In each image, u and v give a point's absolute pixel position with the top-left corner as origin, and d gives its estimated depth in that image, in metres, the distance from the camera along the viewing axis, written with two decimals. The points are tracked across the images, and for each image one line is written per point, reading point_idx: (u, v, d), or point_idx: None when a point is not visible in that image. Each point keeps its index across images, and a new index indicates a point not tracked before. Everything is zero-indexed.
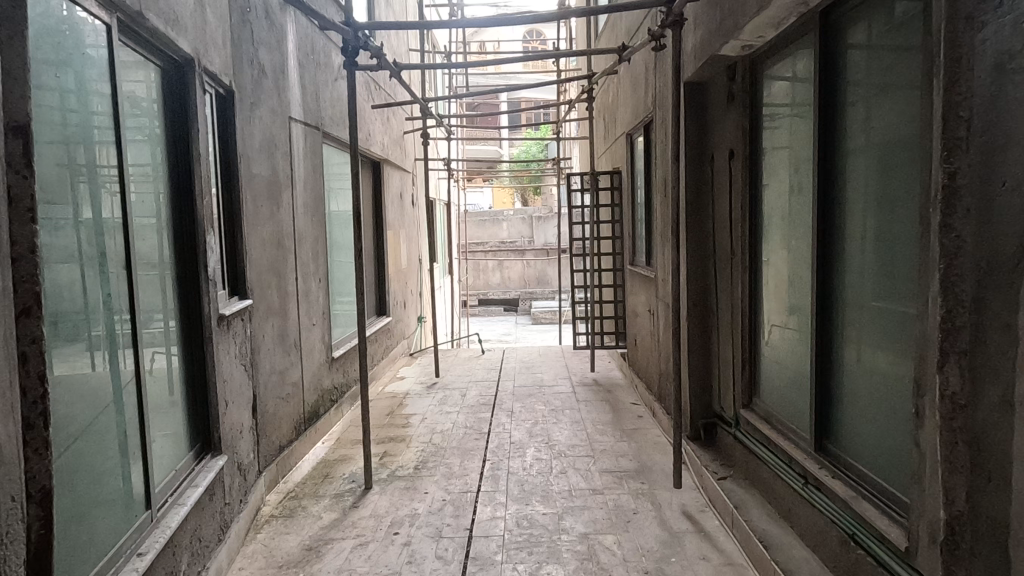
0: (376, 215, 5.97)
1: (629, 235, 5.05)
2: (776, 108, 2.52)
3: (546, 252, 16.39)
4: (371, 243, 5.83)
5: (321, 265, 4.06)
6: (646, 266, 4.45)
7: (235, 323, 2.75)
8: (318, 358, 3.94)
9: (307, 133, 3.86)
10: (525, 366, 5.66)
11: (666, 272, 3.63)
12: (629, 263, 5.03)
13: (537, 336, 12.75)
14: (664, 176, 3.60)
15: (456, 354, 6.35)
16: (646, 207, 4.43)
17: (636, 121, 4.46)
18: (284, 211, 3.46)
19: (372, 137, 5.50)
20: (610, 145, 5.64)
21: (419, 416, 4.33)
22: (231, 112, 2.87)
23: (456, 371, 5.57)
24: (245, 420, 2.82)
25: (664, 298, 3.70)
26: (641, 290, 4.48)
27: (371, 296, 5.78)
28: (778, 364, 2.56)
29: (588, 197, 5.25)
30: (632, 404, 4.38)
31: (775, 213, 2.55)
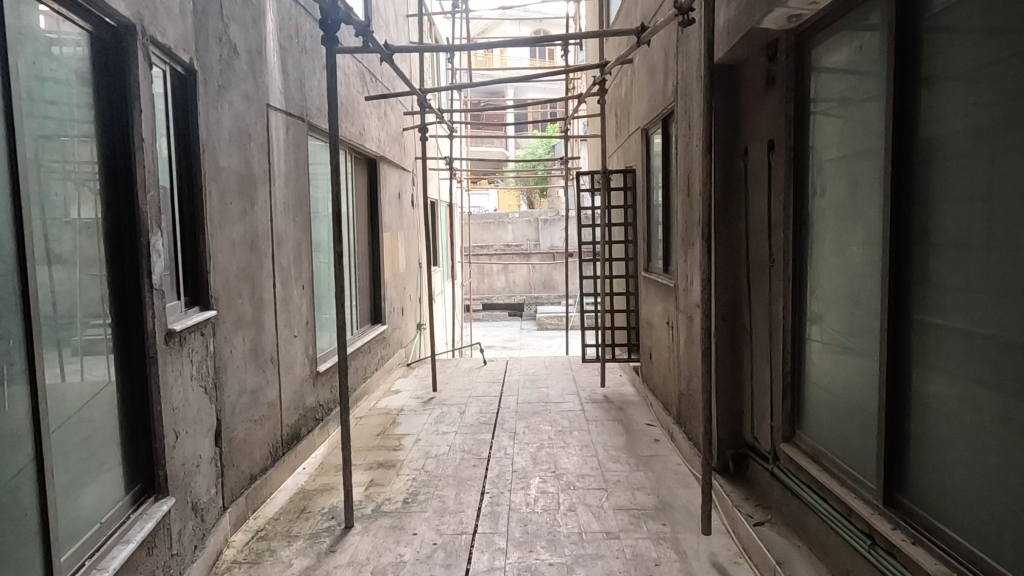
0: (371, 217, 5.58)
1: (643, 238, 4.66)
2: (828, 89, 2.12)
3: (553, 255, 16.02)
4: (365, 246, 5.44)
5: (305, 270, 3.67)
6: (664, 273, 4.06)
7: (192, 338, 2.36)
8: (300, 374, 3.56)
9: (289, 124, 3.47)
10: (530, 380, 5.26)
11: (689, 280, 3.24)
12: (643, 269, 4.64)
13: (542, 343, 12.38)
14: (688, 173, 3.21)
15: (455, 365, 5.96)
16: (664, 209, 4.03)
17: (653, 114, 4.05)
18: (259, 210, 3.07)
19: (367, 131, 5.11)
20: (622, 143, 5.25)
21: (413, 437, 3.94)
22: (192, 94, 2.49)
23: (455, 385, 5.18)
24: (204, 451, 2.43)
25: (687, 309, 3.30)
26: (657, 299, 4.08)
27: (365, 303, 5.39)
28: (828, 394, 2.17)
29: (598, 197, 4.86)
30: (648, 425, 3.98)
31: (827, 214, 2.15)
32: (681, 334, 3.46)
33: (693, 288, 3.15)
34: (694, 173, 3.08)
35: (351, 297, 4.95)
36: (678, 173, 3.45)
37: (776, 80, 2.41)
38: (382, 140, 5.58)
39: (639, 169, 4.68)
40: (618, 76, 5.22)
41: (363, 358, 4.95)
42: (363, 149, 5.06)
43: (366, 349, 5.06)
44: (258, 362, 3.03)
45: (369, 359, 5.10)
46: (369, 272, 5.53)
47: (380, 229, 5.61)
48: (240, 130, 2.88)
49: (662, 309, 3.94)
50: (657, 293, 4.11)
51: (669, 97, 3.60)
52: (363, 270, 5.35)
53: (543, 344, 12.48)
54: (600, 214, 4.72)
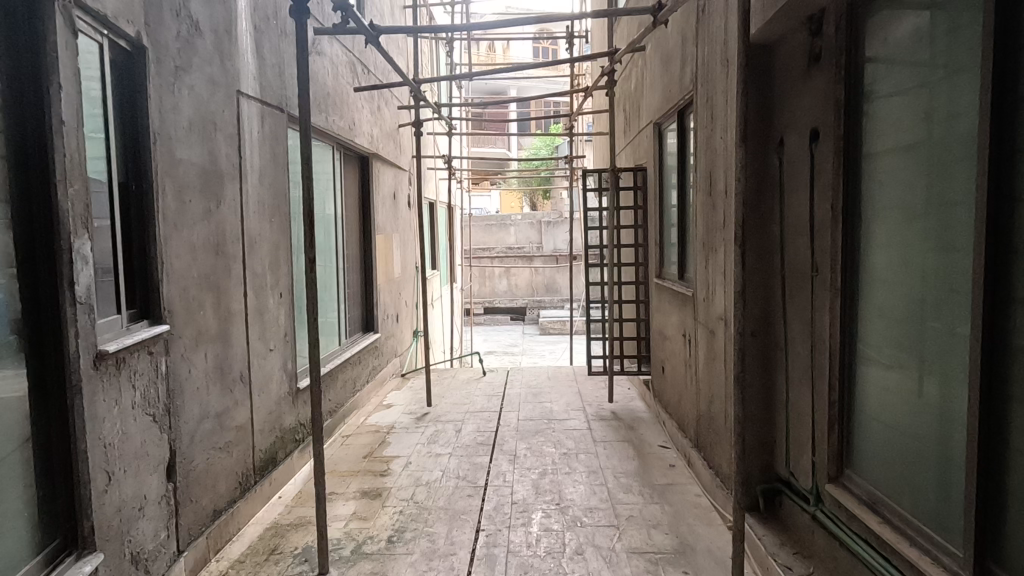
0: (363, 218, 5.22)
1: (655, 241, 4.30)
2: (889, 65, 1.77)
3: (555, 258, 15.67)
4: (356, 249, 5.09)
5: (283, 276, 3.32)
6: (679, 279, 3.72)
7: (135, 358, 2.01)
8: (276, 391, 3.20)
9: (265, 114, 3.12)
10: (532, 393, 4.91)
11: (710, 290, 2.89)
12: (655, 275, 4.28)
13: (545, 350, 12.04)
14: (710, 170, 2.85)
15: (453, 376, 5.60)
16: (681, 210, 3.68)
17: (669, 106, 3.69)
18: (226, 209, 2.73)
19: (359, 126, 4.75)
20: (632, 140, 4.89)
21: (403, 459, 3.59)
22: (140, 75, 2.14)
23: (452, 399, 4.82)
24: (151, 490, 2.08)
25: (708, 321, 2.96)
26: (671, 309, 3.73)
27: (356, 311, 5.04)
28: (890, 431, 1.81)
29: (607, 198, 4.50)
30: (661, 448, 3.63)
31: (886, 213, 1.80)
32: (701, 348, 3.11)
33: (716, 299, 2.81)
34: (718, 168, 2.73)
35: (341, 304, 4.60)
36: (698, 169, 3.10)
37: (821, 57, 2.05)
38: (375, 136, 5.22)
39: (651, 167, 4.32)
40: (628, 68, 4.86)
41: (353, 370, 4.60)
42: (354, 145, 4.71)
43: (357, 360, 4.71)
44: (225, 381, 2.68)
45: (359, 371, 4.75)
46: (360, 277, 5.17)
47: (372, 230, 5.26)
48: (203, 117, 2.53)
49: (678, 319, 3.59)
50: (671, 301, 3.76)
51: (688, 85, 3.23)
52: (353, 275, 5.00)
53: (545, 350, 12.14)
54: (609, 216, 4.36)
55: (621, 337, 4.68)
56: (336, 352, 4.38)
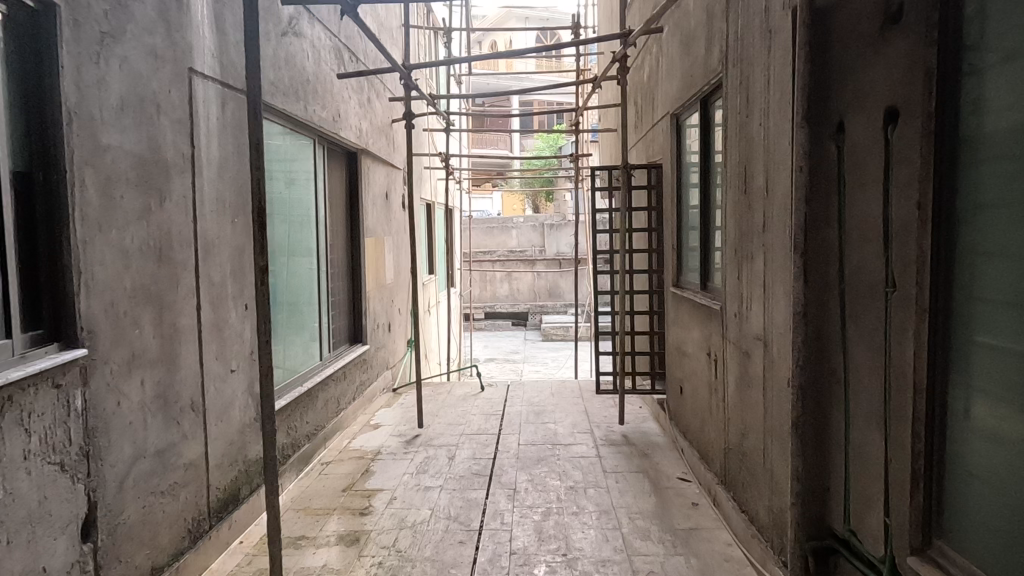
0: (351, 219, 4.80)
1: (671, 246, 3.88)
2: (1000, 16, 1.34)
3: (559, 262, 15.27)
4: (343, 253, 4.66)
5: (250, 285, 2.90)
6: (702, 289, 3.29)
7: (27, 395, 1.59)
8: (239, 418, 2.78)
9: (227, 97, 2.70)
10: (534, 413, 4.49)
11: (745, 305, 2.46)
12: (672, 284, 3.85)
13: (548, 358, 11.61)
14: (747, 164, 2.42)
15: (448, 391, 5.18)
16: (705, 211, 3.25)
17: (691, 93, 3.26)
18: (173, 207, 2.31)
19: (345, 119, 4.33)
20: (645, 135, 4.47)
21: (388, 493, 3.16)
22: (50, 40, 1.73)
23: (446, 418, 4.39)
24: (52, 560, 1.65)
25: (742, 340, 2.53)
26: (693, 323, 3.31)
27: (342, 321, 4.62)
28: (1004, 497, 1.37)
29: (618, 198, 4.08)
30: (680, 481, 3.20)
31: (996, 211, 1.37)
32: (731, 371, 2.68)
33: (753, 315, 2.38)
34: (758, 160, 2.30)
35: (324, 314, 4.18)
36: (728, 163, 2.67)
37: (899, 17, 1.63)
38: (364, 130, 4.80)
39: (668, 164, 3.90)
40: (641, 56, 4.44)
41: (337, 387, 4.17)
42: (340, 139, 4.29)
43: (341, 376, 4.28)
44: (169, 411, 2.25)
45: (344, 388, 4.32)
46: (347, 284, 4.75)
47: (361, 233, 4.83)
48: (140, 96, 2.10)
49: (701, 336, 3.16)
50: (692, 314, 3.33)
51: (716, 66, 2.80)
52: (339, 282, 4.57)
53: (548, 358, 11.73)
54: (621, 218, 3.94)
55: (633, 351, 4.25)
56: (318, 368, 3.95)
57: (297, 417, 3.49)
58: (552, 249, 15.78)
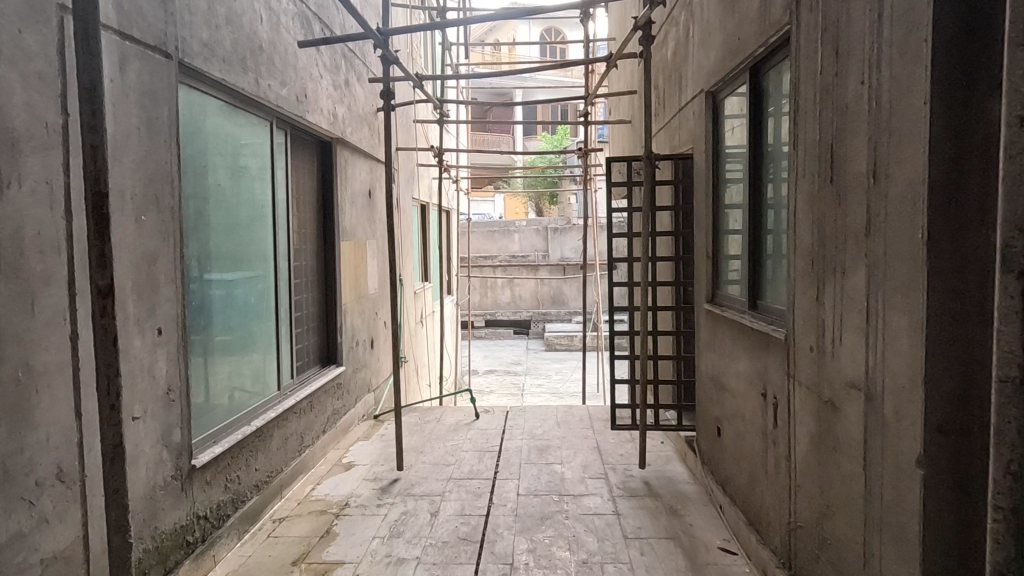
0: (324, 220, 4.12)
1: (703, 253, 3.21)
2: None
3: (563, 268, 14.58)
4: (313, 259, 3.98)
5: (164, 302, 2.22)
6: (751, 309, 2.61)
7: None
8: (143, 481, 2.09)
9: (127, 53, 2.01)
10: (536, 450, 3.80)
11: (835, 337, 1.76)
12: (707, 301, 3.16)
13: (552, 370, 10.95)
14: (837, 139, 1.74)
15: (437, 420, 4.50)
16: (757, 209, 2.58)
17: (738, 60, 2.59)
18: (25, 196, 1.62)
19: (314, 100, 3.65)
20: (668, 123, 3.79)
21: (349, 568, 2.48)
22: None
23: (432, 457, 3.70)
24: None
25: (823, 383, 1.84)
26: (738, 352, 2.62)
27: (311, 339, 3.93)
28: None
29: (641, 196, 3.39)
30: (723, 554, 2.51)
31: None
32: (802, 423, 1.99)
33: (848, 352, 1.69)
34: (859, 133, 1.62)
35: (287, 332, 3.49)
36: (799, 144, 1.99)
37: None
38: (339, 117, 4.12)
39: (700, 153, 3.22)
40: (666, 28, 3.77)
41: (300, 420, 3.48)
42: (309, 124, 3.62)
43: (307, 407, 3.60)
44: (13, 489, 1.57)
45: (310, 420, 3.64)
46: (318, 295, 4.06)
47: (336, 235, 4.15)
48: None
49: (752, 370, 2.47)
50: (738, 340, 2.63)
51: (780, 16, 2.12)
52: (307, 293, 3.89)
53: (552, 370, 11.06)
54: (644, 218, 3.25)
55: (655, 378, 3.55)
56: (276, 400, 3.26)
57: (242, 466, 2.80)
58: (556, 254, 15.09)
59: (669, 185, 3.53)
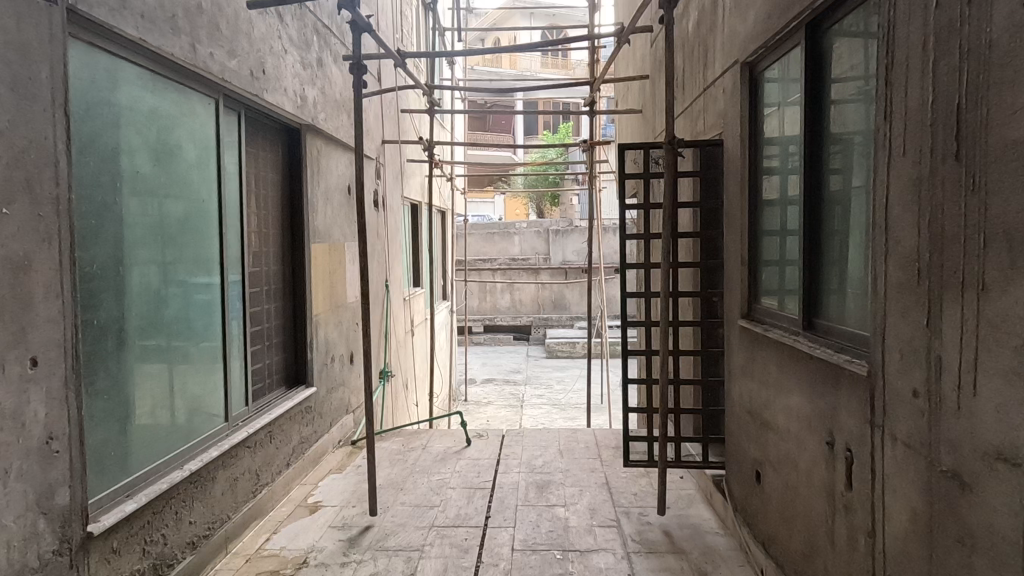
0: (290, 219, 3.58)
1: (735, 259, 2.67)
2: None
3: (564, 272, 14.02)
4: (277, 264, 3.44)
5: (41, 324, 1.67)
6: (806, 330, 2.06)
7: None
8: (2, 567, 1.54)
9: None
10: (535, 488, 3.25)
11: (967, 383, 1.21)
12: (744, 316, 2.60)
13: (554, 379, 10.41)
14: (974, 95, 1.19)
15: (423, 446, 3.95)
16: (815, 204, 2.04)
17: (794, 14, 2.04)
18: None
19: (275, 77, 3.12)
20: (692, 105, 3.23)
21: None
22: None
23: (413, 496, 3.16)
24: None
25: (941, 447, 1.29)
26: (790, 385, 2.08)
27: (274, 357, 3.39)
28: None
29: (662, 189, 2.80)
30: None
31: None
32: (900, 496, 1.45)
33: (991, 408, 1.15)
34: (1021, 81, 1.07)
35: (240, 350, 2.95)
36: (895, 112, 1.45)
37: None
38: (309, 100, 3.59)
39: (732, 137, 2.68)
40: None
41: (254, 456, 2.93)
42: (268, 104, 3.07)
43: (265, 439, 3.05)
44: None
45: (270, 454, 3.09)
46: (283, 306, 3.52)
47: (306, 236, 3.61)
48: None
49: (812, 410, 1.92)
50: (790, 370, 2.08)
51: None
52: (268, 304, 3.34)
53: (553, 379, 10.52)
54: (664, 217, 2.71)
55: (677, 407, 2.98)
56: (224, 433, 2.72)
57: (168, 521, 2.25)
58: (558, 256, 14.55)
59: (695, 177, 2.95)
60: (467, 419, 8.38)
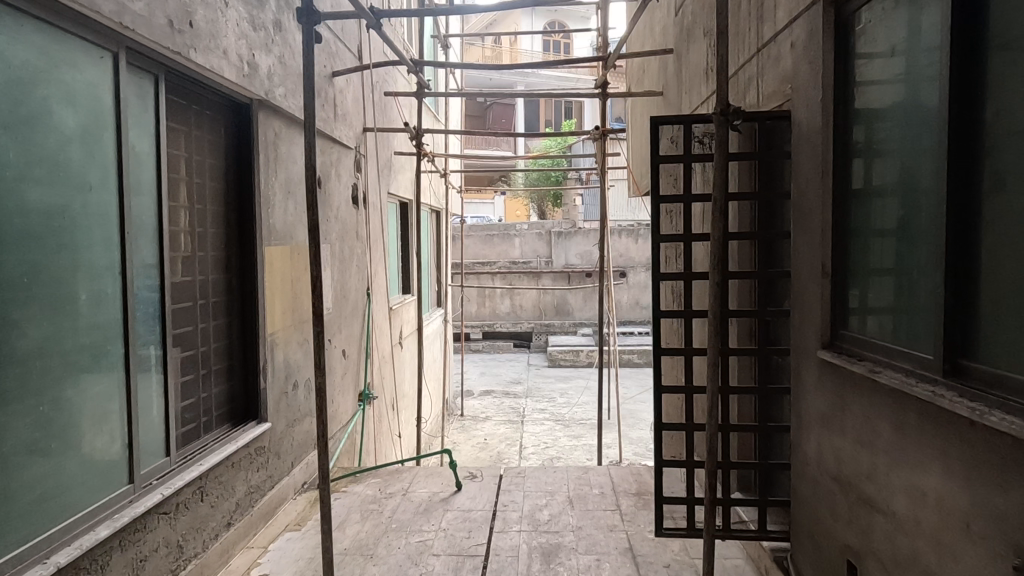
0: (237, 216, 2.90)
1: (809, 267, 1.99)
2: None
3: (567, 276, 13.38)
4: (218, 273, 2.76)
5: None
6: (948, 376, 1.39)
7: None
8: None
9: None
10: (539, 557, 2.57)
11: None
12: (824, 346, 1.91)
13: (556, 391, 9.75)
14: None
15: (403, 492, 3.28)
16: (963, 186, 1.36)
17: None
18: None
19: (209, 35, 2.43)
20: (742, 71, 2.54)
21: None
22: None
23: (384, 570, 2.48)
24: None
25: None
26: (925, 458, 1.39)
27: (212, 389, 2.72)
28: None
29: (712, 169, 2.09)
30: None
31: None
32: None
33: None
34: None
35: (159, 384, 2.28)
36: None
37: None
38: (261, 69, 2.90)
39: (807, 105, 1.99)
40: None
41: (174, 525, 2.24)
42: (199, 66, 2.38)
43: (194, 498, 2.38)
44: None
45: (200, 516, 2.42)
46: (228, 324, 2.85)
47: (258, 238, 2.94)
48: None
49: (971, 505, 1.24)
50: (921, 435, 1.41)
51: None
52: (204, 323, 2.67)
53: (556, 390, 9.84)
54: (716, 212, 2.02)
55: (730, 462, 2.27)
56: (128, 500, 2.04)
57: None
58: (562, 260, 13.74)
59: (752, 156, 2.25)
60: (463, 437, 7.71)
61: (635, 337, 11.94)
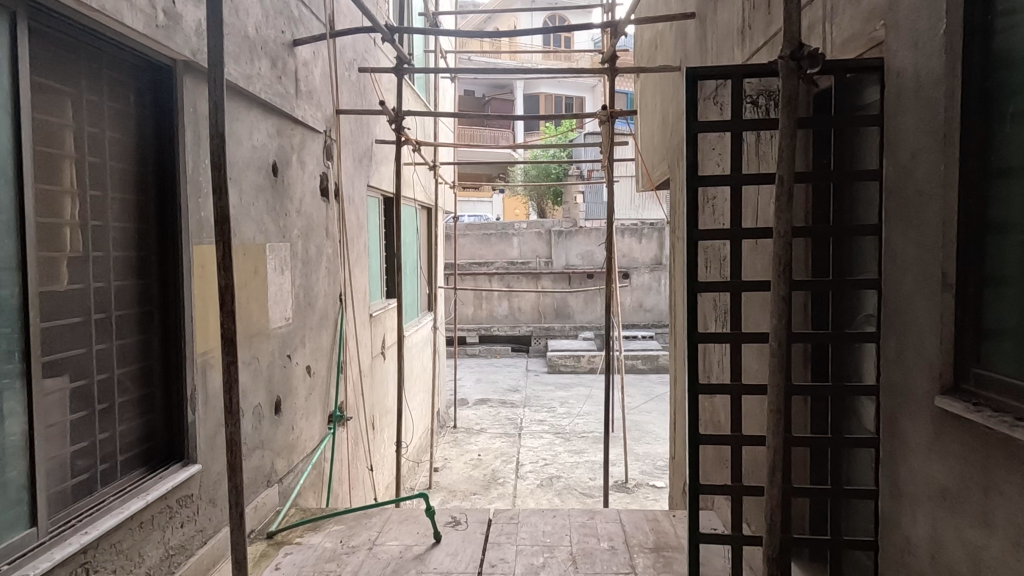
0: (156, 206, 2.31)
1: (916, 275, 1.41)
2: None
3: (568, 277, 12.78)
4: (127, 278, 2.17)
5: None
6: None
7: None
8: None
9: None
10: None
11: None
12: (943, 391, 1.32)
13: (556, 401, 9.15)
14: None
15: (369, 546, 2.69)
16: None
17: None
18: None
19: None
20: (806, 14, 1.94)
21: None
22: None
23: None
24: None
25: None
26: None
27: (116, 428, 2.13)
28: None
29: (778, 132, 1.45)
30: None
31: None
32: None
33: None
34: None
35: (20, 430, 1.69)
36: None
37: None
38: (186, 20, 2.31)
39: (915, 44, 1.40)
40: None
41: None
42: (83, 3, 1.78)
43: None
44: None
45: None
46: (143, 342, 2.26)
47: (183, 234, 2.34)
48: None
49: None
50: None
51: None
52: (105, 342, 2.08)
53: (555, 399, 9.25)
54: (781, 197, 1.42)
55: (795, 538, 1.67)
56: None
57: None
58: (562, 260, 13.15)
59: (828, 121, 1.62)
60: (456, 453, 7.12)
61: (638, 341, 11.32)
